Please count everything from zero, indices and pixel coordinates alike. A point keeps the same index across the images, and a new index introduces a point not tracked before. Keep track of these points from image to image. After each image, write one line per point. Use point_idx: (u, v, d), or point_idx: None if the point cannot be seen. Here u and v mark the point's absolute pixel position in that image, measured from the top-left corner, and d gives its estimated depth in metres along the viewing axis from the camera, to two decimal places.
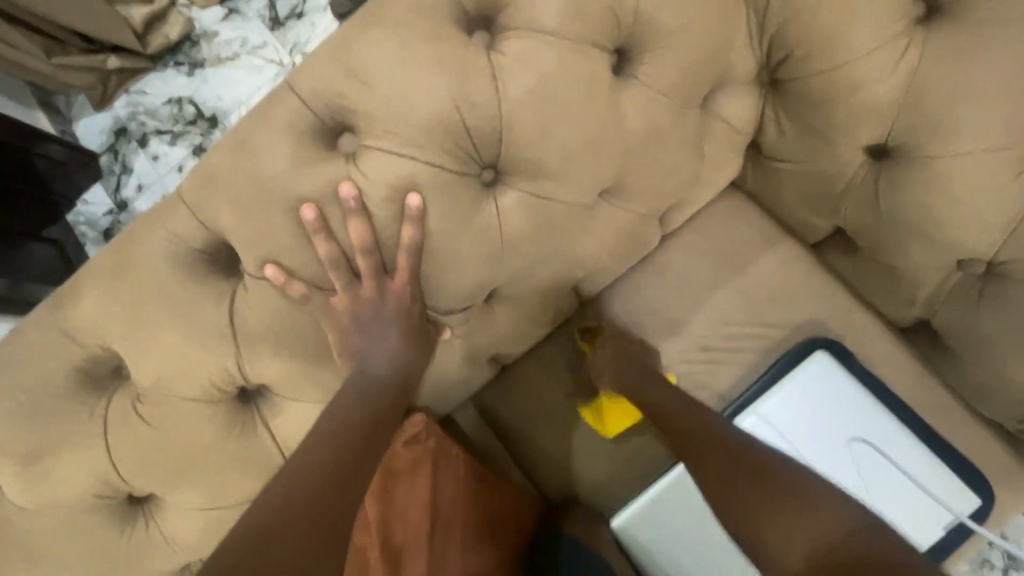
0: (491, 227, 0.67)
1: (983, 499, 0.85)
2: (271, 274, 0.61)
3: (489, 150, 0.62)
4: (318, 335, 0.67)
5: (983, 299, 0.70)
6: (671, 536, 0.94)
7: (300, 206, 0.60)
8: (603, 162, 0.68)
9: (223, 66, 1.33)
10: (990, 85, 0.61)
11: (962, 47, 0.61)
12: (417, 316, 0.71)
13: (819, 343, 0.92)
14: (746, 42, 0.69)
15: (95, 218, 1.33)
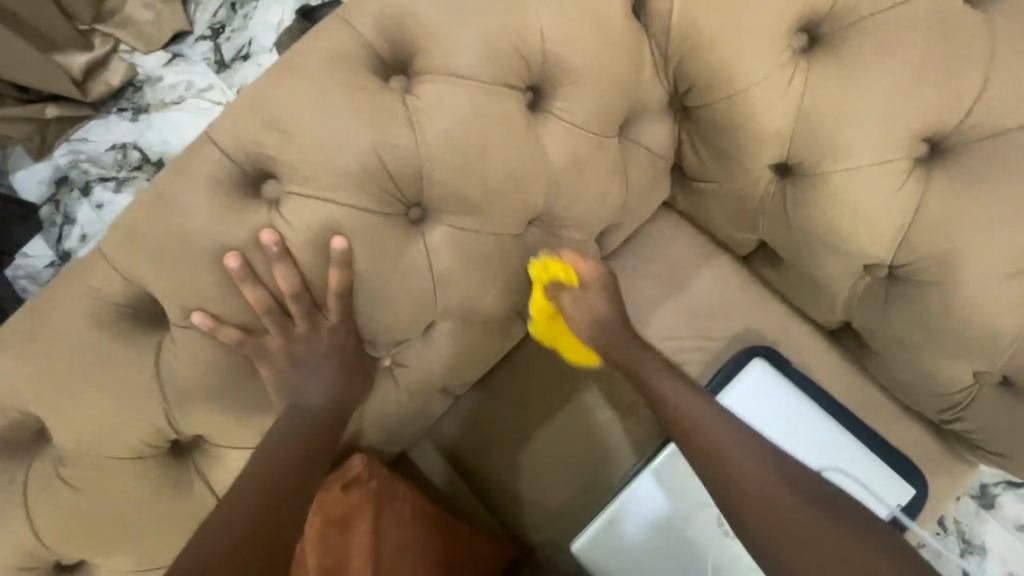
0: (420, 263, 0.69)
1: (917, 488, 0.88)
2: (198, 321, 0.61)
3: (411, 189, 0.64)
4: (252, 380, 0.66)
5: (894, 301, 0.73)
6: (632, 558, 0.92)
7: (223, 255, 0.61)
8: (527, 192, 0.70)
9: (168, 109, 1.28)
10: (873, 104, 0.66)
11: (844, 71, 0.67)
12: (354, 351, 0.71)
13: (758, 351, 0.95)
14: (654, 75, 0.74)
15: (35, 273, 1.22)
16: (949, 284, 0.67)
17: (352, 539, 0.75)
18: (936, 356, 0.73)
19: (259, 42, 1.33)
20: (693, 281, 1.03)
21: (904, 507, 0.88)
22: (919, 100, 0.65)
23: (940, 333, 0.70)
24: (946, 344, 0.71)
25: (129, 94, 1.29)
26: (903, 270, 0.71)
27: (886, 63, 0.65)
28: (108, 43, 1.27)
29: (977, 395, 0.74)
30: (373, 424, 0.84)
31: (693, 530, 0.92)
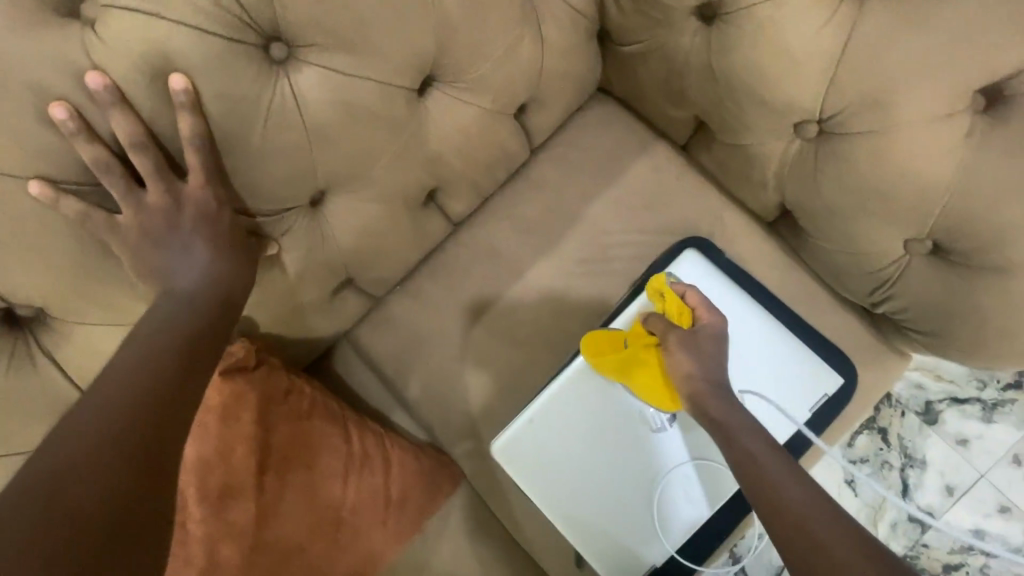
0: (286, 109, 0.60)
1: (846, 378, 0.85)
2: (36, 189, 0.53)
3: (262, 13, 0.55)
4: (97, 248, 0.59)
5: (819, 162, 0.67)
6: (563, 467, 0.88)
7: (23, 82, 0.50)
8: (411, 30, 0.62)
9: None
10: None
11: None
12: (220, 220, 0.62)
13: (691, 243, 0.89)
14: None
15: None
16: (873, 132, 0.62)
17: (233, 432, 0.69)
18: (866, 223, 0.68)
19: None
20: (628, 173, 0.95)
21: (831, 397, 0.85)
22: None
23: (863, 191, 0.65)
24: (873, 206, 0.66)
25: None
26: (830, 122, 0.64)
27: None
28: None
29: (907, 270, 0.69)
30: (266, 314, 0.77)
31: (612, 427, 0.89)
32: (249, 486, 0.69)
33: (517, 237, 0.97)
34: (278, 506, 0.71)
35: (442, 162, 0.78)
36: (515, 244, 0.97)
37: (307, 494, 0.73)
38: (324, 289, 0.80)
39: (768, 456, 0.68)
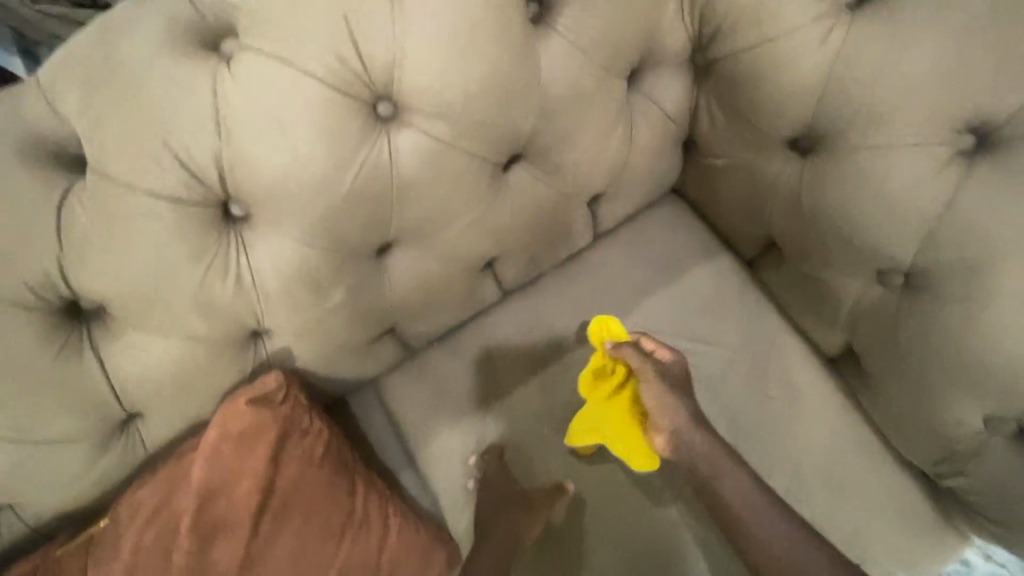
0: (380, 169, 0.62)
1: None
2: (190, 235, 0.58)
3: (380, 72, 0.58)
4: (173, 268, 0.58)
5: (902, 315, 0.64)
6: (750, 483, 0.75)
7: (155, 122, 0.53)
8: (515, 113, 0.64)
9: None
10: (930, 62, 0.55)
11: (891, 35, 0.56)
12: (316, 264, 0.65)
13: None
14: (677, 14, 0.66)
15: None
16: (974, 301, 0.58)
17: (244, 462, 0.68)
18: (949, 392, 0.64)
19: None
20: (690, 275, 0.93)
21: None
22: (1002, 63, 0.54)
23: (951, 357, 0.61)
24: (953, 368, 0.62)
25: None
26: (918, 276, 0.62)
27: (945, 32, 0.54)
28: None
29: (985, 446, 0.64)
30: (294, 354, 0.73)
31: (637, 504, 0.87)
32: (245, 523, 0.67)
33: (566, 317, 0.94)
34: (267, 553, 0.67)
35: (512, 232, 0.76)
36: (563, 322, 0.95)
37: (300, 548, 0.69)
38: (356, 337, 0.76)
39: (762, 502, 0.74)
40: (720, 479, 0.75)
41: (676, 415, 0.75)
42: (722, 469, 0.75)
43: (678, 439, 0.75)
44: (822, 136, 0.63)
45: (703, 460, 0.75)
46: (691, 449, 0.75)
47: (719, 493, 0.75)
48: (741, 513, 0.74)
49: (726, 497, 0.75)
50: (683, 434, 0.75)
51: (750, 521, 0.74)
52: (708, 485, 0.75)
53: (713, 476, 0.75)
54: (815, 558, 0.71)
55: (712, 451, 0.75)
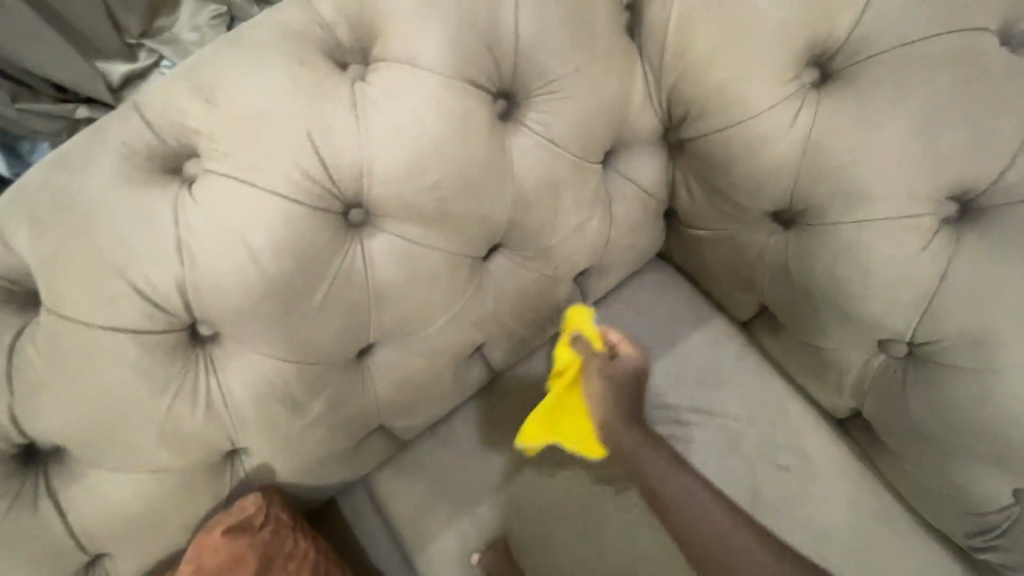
0: (353, 276, 0.60)
1: None
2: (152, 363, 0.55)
3: (350, 183, 0.56)
4: (134, 401, 0.55)
5: (910, 387, 0.61)
6: (658, 452, 0.71)
7: (119, 255, 0.52)
8: (490, 208, 0.63)
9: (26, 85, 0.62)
10: (899, 139, 0.56)
11: (857, 113, 0.57)
12: (290, 378, 0.61)
13: None
14: (645, 98, 0.66)
15: None
16: (980, 372, 0.56)
17: None
18: (966, 467, 0.60)
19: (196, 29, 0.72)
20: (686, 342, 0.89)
21: None
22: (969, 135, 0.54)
23: (968, 431, 0.58)
24: (970, 442, 0.59)
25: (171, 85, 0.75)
26: (923, 348, 0.59)
27: (907, 111, 0.55)
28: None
29: (1014, 521, 0.60)
30: (268, 471, 0.67)
31: None
32: None
33: None
34: None
35: (495, 318, 0.73)
36: None
37: None
38: (335, 447, 0.70)
39: (681, 478, 0.70)
40: (638, 466, 0.70)
41: (608, 408, 0.70)
42: (643, 460, 0.70)
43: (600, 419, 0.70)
44: (807, 210, 0.61)
45: (611, 421, 0.71)
46: (621, 441, 0.70)
47: (662, 487, 0.69)
48: (680, 502, 0.68)
49: (644, 473, 0.70)
50: (612, 411, 0.70)
51: (677, 509, 0.68)
52: (643, 477, 0.70)
53: (640, 460, 0.70)
54: (724, 544, 0.66)
55: (637, 446, 0.70)
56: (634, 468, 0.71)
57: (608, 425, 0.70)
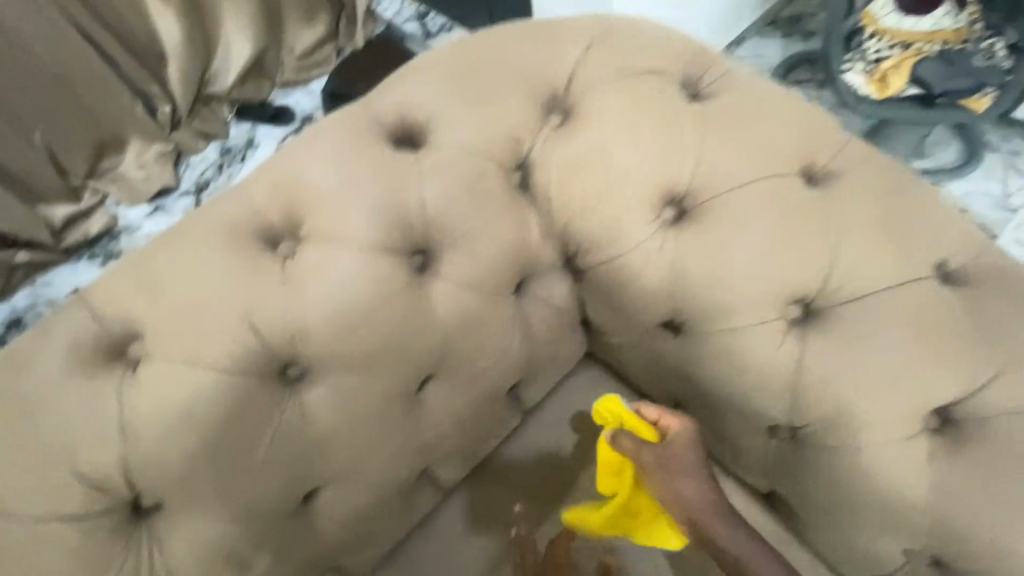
0: (293, 429, 0.64)
1: None
2: (95, 545, 0.57)
3: (283, 349, 0.63)
4: None
5: (803, 466, 0.69)
6: (735, 528, 0.66)
7: (65, 443, 0.56)
8: (417, 348, 0.70)
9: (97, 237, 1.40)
10: (745, 260, 0.68)
11: (707, 243, 0.70)
12: (234, 537, 0.63)
13: None
14: (544, 237, 0.76)
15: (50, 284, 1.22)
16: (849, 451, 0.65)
17: None
18: (862, 538, 0.68)
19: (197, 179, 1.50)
20: None
21: None
22: (793, 255, 0.67)
23: (855, 501, 0.66)
24: (860, 511, 0.66)
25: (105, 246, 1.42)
26: (802, 432, 0.68)
27: (745, 238, 0.68)
28: (97, 197, 1.40)
29: None
30: None
31: None
32: None
33: None
34: None
35: (435, 443, 0.78)
36: None
37: None
38: None
39: (761, 561, 0.64)
40: (727, 560, 0.65)
41: (693, 488, 0.66)
42: (711, 530, 0.65)
43: (672, 485, 0.65)
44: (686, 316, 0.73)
45: (689, 497, 0.66)
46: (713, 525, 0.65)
47: (732, 557, 0.65)
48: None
49: (719, 544, 0.65)
50: (683, 472, 0.66)
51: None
52: (709, 532, 0.65)
53: (700, 515, 0.65)
54: None
55: (705, 511, 0.66)
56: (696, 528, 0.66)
57: (702, 530, 0.65)
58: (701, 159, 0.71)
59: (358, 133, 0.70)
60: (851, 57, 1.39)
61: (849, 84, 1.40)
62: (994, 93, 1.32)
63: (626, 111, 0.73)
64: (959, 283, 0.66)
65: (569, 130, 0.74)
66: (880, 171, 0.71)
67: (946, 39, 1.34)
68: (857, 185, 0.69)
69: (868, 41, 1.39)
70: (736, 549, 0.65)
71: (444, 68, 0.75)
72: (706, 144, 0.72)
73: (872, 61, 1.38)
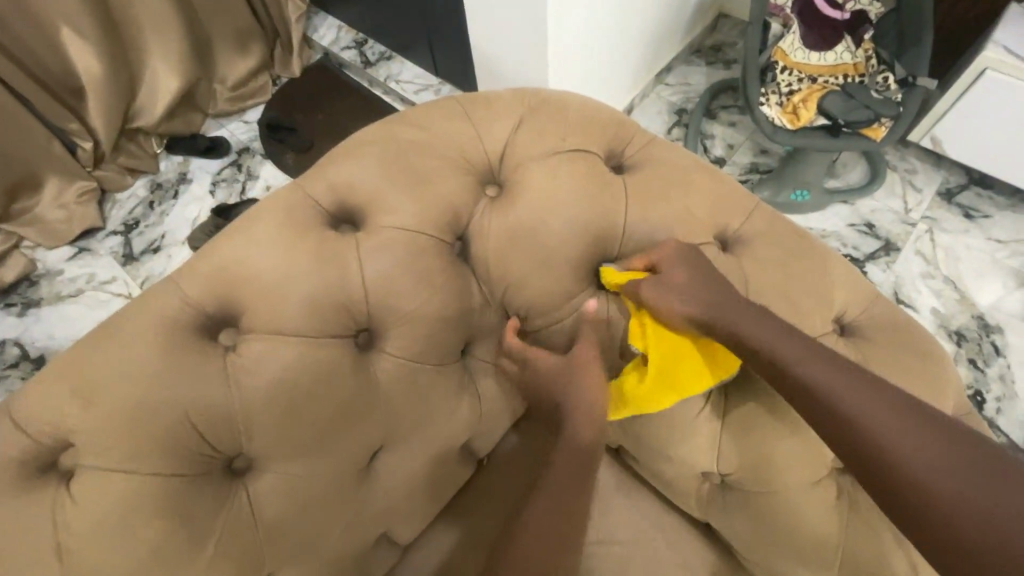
0: (241, 522, 0.64)
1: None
2: None
3: (228, 443, 0.64)
4: None
5: (733, 508, 0.76)
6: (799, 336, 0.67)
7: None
8: (365, 424, 0.71)
9: (61, 301, 1.54)
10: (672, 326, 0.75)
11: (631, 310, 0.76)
12: None
13: None
14: (485, 305, 0.79)
15: (4, 354, 1.47)
16: (771, 494, 0.71)
17: None
18: (786, 568, 0.75)
19: (170, 235, 1.64)
20: None
21: None
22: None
23: (779, 537, 0.73)
24: (784, 545, 0.73)
25: (26, 289, 1.55)
26: (728, 478, 0.75)
27: None
28: (10, 240, 1.55)
29: None
30: None
31: None
32: None
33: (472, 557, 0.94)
34: None
35: (390, 513, 0.78)
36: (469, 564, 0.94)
37: None
38: None
39: (834, 379, 0.63)
40: (806, 391, 0.64)
41: (698, 297, 0.69)
42: (784, 351, 0.66)
43: (760, 342, 0.67)
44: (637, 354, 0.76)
45: (694, 278, 0.71)
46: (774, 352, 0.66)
47: (816, 385, 0.64)
48: (850, 424, 0.61)
49: (799, 382, 0.64)
50: (845, 388, 0.63)
51: (841, 411, 0.62)
52: (883, 447, 0.59)
53: (843, 406, 0.62)
54: (949, 470, 0.57)
55: (773, 333, 0.67)
56: (829, 421, 0.62)
57: (757, 346, 0.67)
58: (623, 227, 0.76)
59: (294, 217, 0.71)
60: (766, 89, 1.49)
61: (766, 114, 1.48)
62: (890, 122, 1.43)
63: (557, 180, 0.76)
64: (850, 335, 0.76)
65: (502, 203, 0.77)
66: (782, 234, 0.79)
67: (847, 71, 1.49)
68: (763, 250, 0.77)
69: (780, 74, 1.50)
70: (913, 453, 0.58)
71: (377, 147, 0.77)
72: (632, 211, 0.77)
73: (785, 94, 1.48)
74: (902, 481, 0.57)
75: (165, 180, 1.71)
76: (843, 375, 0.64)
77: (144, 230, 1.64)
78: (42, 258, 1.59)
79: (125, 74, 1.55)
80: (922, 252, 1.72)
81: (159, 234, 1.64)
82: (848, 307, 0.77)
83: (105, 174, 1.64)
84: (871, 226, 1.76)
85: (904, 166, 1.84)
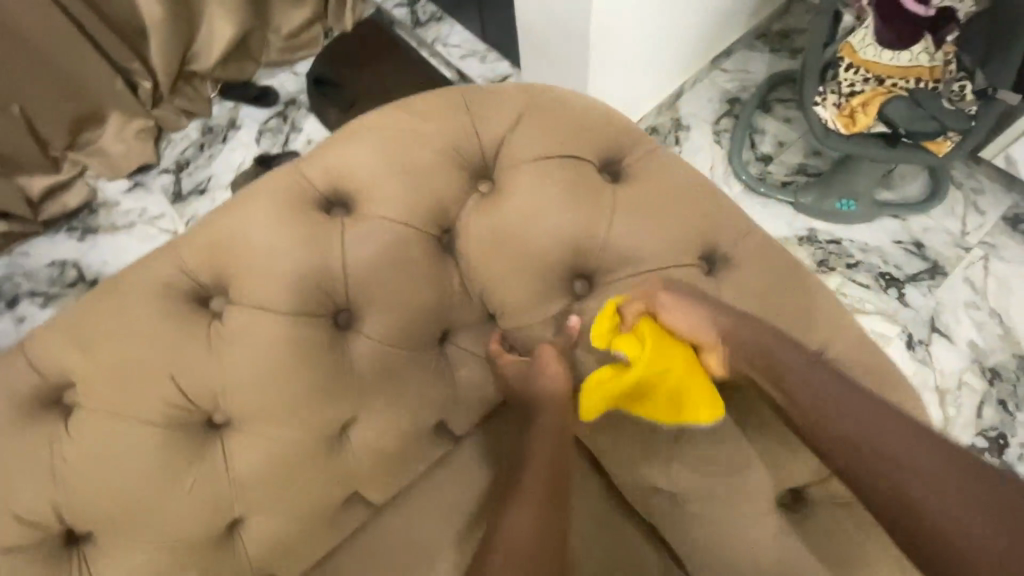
0: (214, 474, 0.71)
1: None
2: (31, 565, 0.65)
3: (206, 403, 0.70)
4: None
5: (681, 529, 0.77)
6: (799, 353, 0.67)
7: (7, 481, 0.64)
8: (337, 401, 0.75)
9: (117, 232, 1.65)
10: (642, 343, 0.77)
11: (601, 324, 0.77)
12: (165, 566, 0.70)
13: None
14: (465, 300, 0.81)
15: (65, 274, 1.60)
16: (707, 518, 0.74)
17: None
18: None
19: (217, 179, 1.73)
20: None
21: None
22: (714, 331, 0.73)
23: (718, 562, 0.74)
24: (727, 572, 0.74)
25: (87, 216, 1.65)
26: (676, 498, 0.77)
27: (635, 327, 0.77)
28: (77, 167, 1.63)
29: None
30: None
31: None
32: None
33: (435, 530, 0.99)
34: None
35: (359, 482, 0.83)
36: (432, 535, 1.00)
37: None
38: None
39: (835, 389, 0.64)
40: (794, 398, 0.65)
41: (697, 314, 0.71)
42: (777, 359, 0.67)
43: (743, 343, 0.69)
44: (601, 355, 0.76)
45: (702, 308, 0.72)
46: (750, 345, 0.69)
47: (815, 396, 0.64)
48: (847, 437, 0.61)
49: (790, 392, 0.65)
50: (859, 403, 0.63)
51: (833, 423, 0.62)
52: (880, 459, 0.59)
53: (834, 415, 0.62)
54: (963, 487, 0.56)
55: (774, 339, 0.68)
56: (820, 426, 0.63)
57: (771, 354, 0.68)
58: (607, 241, 0.76)
59: (290, 199, 0.75)
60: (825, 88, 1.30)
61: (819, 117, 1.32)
62: (957, 137, 1.26)
63: (550, 187, 0.76)
64: None
65: (490, 204, 0.78)
66: (771, 266, 0.77)
67: (920, 75, 1.25)
68: (749, 280, 0.76)
69: (842, 72, 1.29)
70: (918, 462, 0.58)
71: (377, 136, 0.79)
72: (618, 226, 0.76)
73: (844, 95, 1.30)
74: (893, 493, 0.58)
75: (216, 125, 1.78)
76: (840, 384, 0.64)
77: (194, 171, 1.73)
78: (100, 188, 1.68)
79: (186, 14, 1.58)
80: (971, 281, 1.60)
81: (207, 177, 1.73)
82: (830, 346, 0.75)
83: (164, 114, 1.70)
84: (920, 246, 1.63)
85: (971, 184, 1.69)
